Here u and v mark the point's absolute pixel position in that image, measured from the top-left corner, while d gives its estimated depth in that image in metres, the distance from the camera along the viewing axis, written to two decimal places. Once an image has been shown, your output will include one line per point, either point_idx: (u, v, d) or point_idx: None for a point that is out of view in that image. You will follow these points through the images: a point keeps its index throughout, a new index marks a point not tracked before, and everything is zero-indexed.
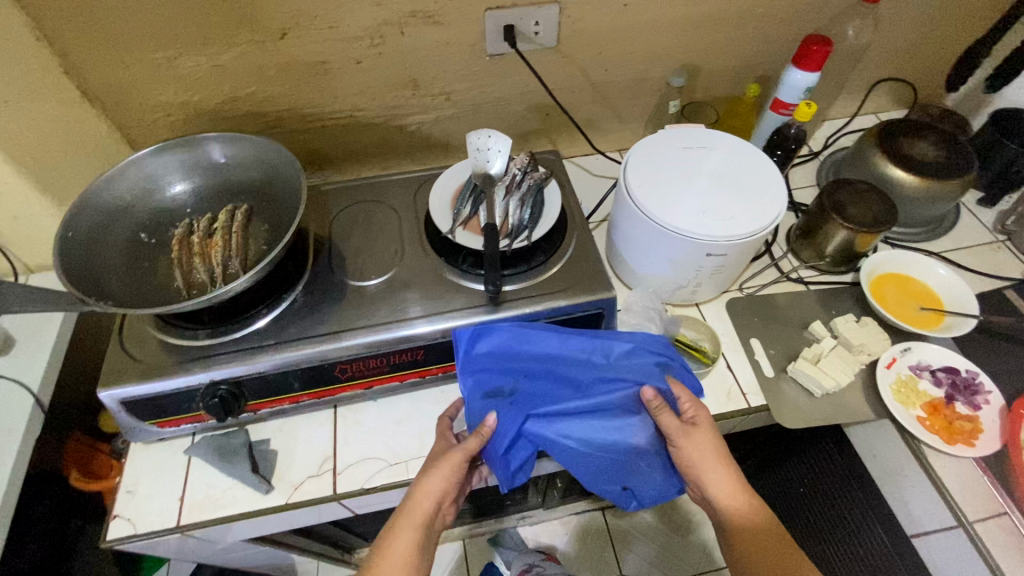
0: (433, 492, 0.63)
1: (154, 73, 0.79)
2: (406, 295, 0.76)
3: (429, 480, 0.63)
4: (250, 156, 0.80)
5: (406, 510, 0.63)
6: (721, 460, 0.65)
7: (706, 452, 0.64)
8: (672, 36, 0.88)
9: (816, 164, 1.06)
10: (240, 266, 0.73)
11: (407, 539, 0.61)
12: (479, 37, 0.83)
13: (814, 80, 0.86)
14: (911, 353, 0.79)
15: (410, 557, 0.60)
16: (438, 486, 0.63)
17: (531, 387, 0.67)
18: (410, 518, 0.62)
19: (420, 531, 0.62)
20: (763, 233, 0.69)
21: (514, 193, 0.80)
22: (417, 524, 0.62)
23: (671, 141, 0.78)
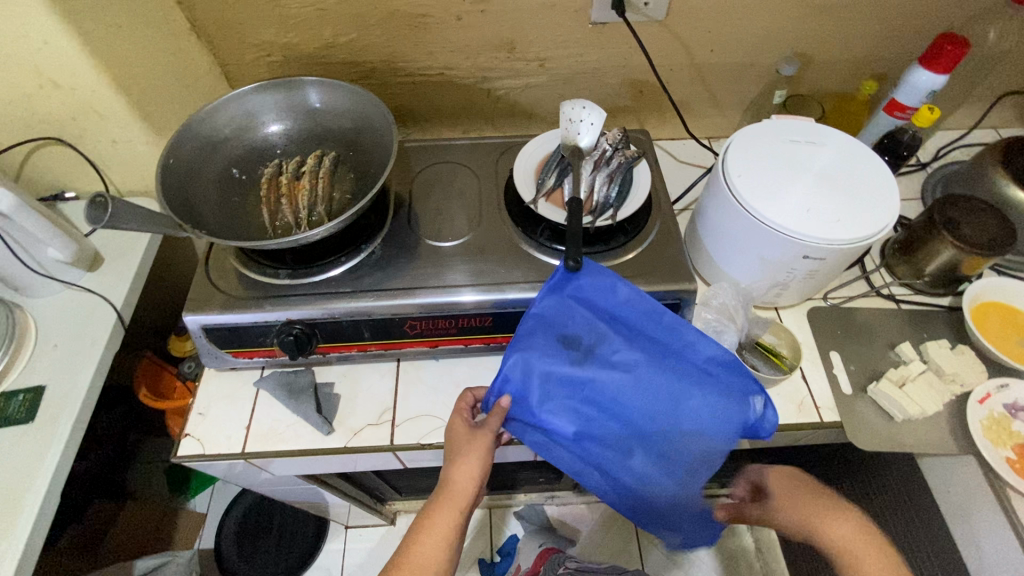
0: (472, 476, 0.60)
1: (261, 11, 0.79)
2: (479, 259, 0.75)
3: (468, 462, 0.60)
4: (342, 104, 0.81)
5: (444, 493, 0.59)
6: (811, 500, 0.59)
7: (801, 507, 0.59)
8: (789, 19, 0.83)
9: (923, 175, 0.98)
10: (324, 212, 0.74)
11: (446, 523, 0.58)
12: (586, 3, 0.79)
13: (941, 83, 0.79)
14: (1008, 391, 0.73)
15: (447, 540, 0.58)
16: (476, 470, 0.60)
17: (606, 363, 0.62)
18: (447, 498, 0.59)
19: (459, 514, 0.59)
20: (869, 241, 0.65)
21: (602, 169, 0.77)
22: (457, 506, 0.59)
23: (777, 132, 0.74)
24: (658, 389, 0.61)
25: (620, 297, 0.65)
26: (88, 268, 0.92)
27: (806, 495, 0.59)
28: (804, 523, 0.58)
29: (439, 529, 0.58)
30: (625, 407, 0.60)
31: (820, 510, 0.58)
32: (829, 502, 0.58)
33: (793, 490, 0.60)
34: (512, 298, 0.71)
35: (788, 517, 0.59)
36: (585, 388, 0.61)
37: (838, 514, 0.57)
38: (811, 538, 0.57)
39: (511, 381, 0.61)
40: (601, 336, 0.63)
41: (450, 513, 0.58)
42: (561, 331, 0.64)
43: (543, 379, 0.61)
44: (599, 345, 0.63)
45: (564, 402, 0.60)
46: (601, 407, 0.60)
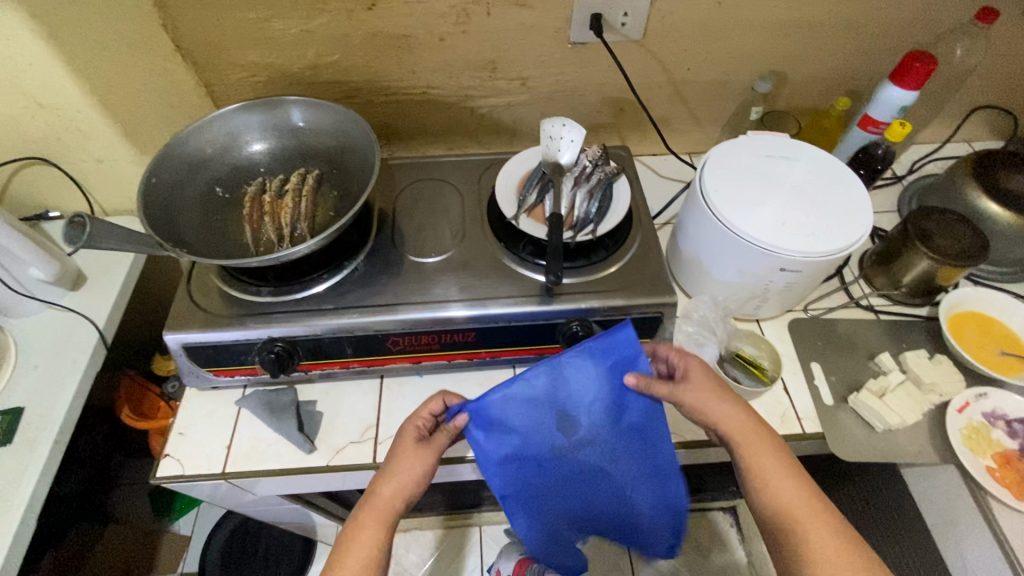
0: (401, 490, 0.60)
1: (246, 33, 0.80)
2: (461, 275, 0.76)
3: (398, 475, 0.60)
4: (325, 123, 0.81)
5: (369, 509, 0.59)
6: (714, 388, 0.62)
7: (704, 397, 0.61)
8: (763, 39, 0.85)
9: (898, 189, 1.00)
10: (307, 229, 0.75)
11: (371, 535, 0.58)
12: (566, 24, 0.81)
13: (911, 98, 0.81)
14: (987, 399, 0.74)
15: (374, 553, 0.57)
16: (405, 485, 0.60)
17: (579, 459, 0.63)
18: (374, 513, 0.59)
19: (384, 529, 0.59)
20: (843, 253, 0.66)
21: (583, 184, 0.78)
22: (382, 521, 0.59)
23: (753, 148, 0.75)
24: (595, 479, 0.64)
25: (626, 391, 0.62)
26: (70, 287, 0.91)
27: (716, 384, 0.62)
28: (696, 403, 0.61)
29: (362, 548, 0.57)
30: (566, 487, 0.64)
31: (716, 395, 0.61)
32: (726, 392, 0.62)
33: (708, 379, 0.62)
34: (494, 313, 0.71)
35: (693, 398, 0.61)
36: (539, 463, 0.63)
37: (730, 405, 0.61)
38: (700, 413, 0.61)
39: (486, 434, 0.61)
40: (594, 430, 0.63)
41: (374, 530, 0.58)
42: (559, 404, 0.62)
43: (515, 443, 0.62)
44: (586, 441, 0.63)
45: (514, 469, 0.62)
46: (539, 484, 0.63)
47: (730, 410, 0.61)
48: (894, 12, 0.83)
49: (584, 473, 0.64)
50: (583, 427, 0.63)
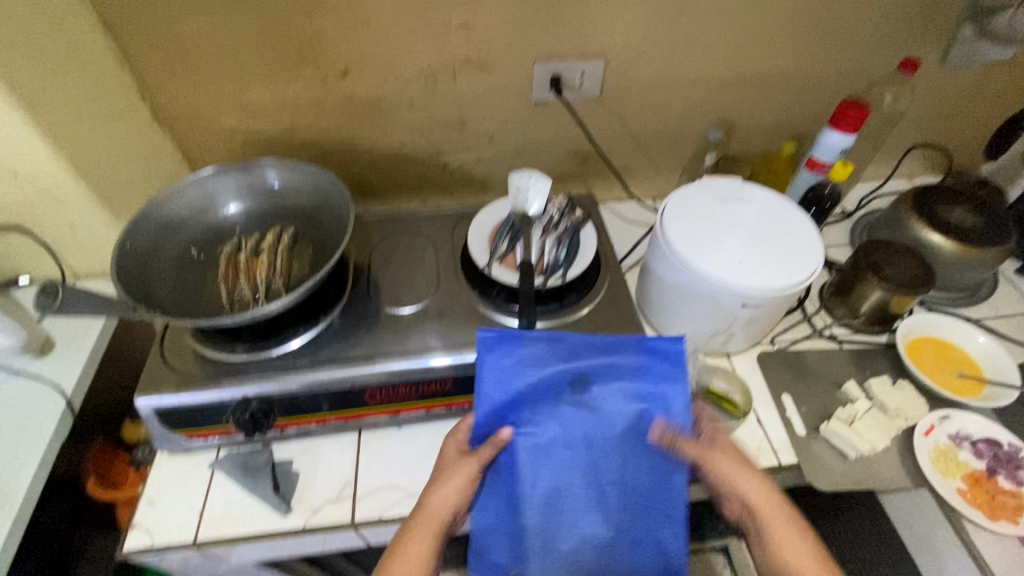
0: (450, 498, 0.59)
1: (222, 100, 0.84)
2: (438, 325, 0.77)
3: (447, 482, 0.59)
4: (300, 182, 0.84)
5: (418, 518, 0.59)
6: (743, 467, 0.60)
7: (727, 473, 0.59)
8: (710, 92, 0.92)
9: (849, 224, 1.06)
10: (282, 286, 0.76)
11: (422, 542, 0.57)
12: (528, 84, 0.87)
13: (849, 142, 0.89)
14: (950, 421, 0.76)
15: (426, 563, 0.56)
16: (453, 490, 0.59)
17: (589, 441, 0.60)
18: (424, 521, 0.58)
19: (434, 537, 0.58)
20: (797, 287, 0.70)
21: (551, 233, 0.81)
22: (432, 529, 0.58)
23: (708, 192, 0.80)
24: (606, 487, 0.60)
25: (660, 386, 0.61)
26: (38, 354, 0.90)
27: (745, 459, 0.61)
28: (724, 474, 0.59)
29: (412, 556, 0.56)
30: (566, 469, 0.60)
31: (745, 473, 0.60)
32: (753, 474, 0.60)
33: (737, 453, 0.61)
34: (470, 360, 0.72)
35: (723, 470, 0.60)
36: (554, 441, 0.60)
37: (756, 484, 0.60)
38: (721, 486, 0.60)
39: (509, 415, 0.61)
40: (611, 412, 0.60)
41: (424, 538, 0.57)
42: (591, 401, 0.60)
43: (540, 410, 0.60)
44: (599, 425, 0.60)
45: (528, 455, 0.59)
46: (549, 483, 0.59)
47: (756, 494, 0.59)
48: (825, 67, 0.91)
49: (590, 458, 0.60)
50: (601, 407, 0.60)
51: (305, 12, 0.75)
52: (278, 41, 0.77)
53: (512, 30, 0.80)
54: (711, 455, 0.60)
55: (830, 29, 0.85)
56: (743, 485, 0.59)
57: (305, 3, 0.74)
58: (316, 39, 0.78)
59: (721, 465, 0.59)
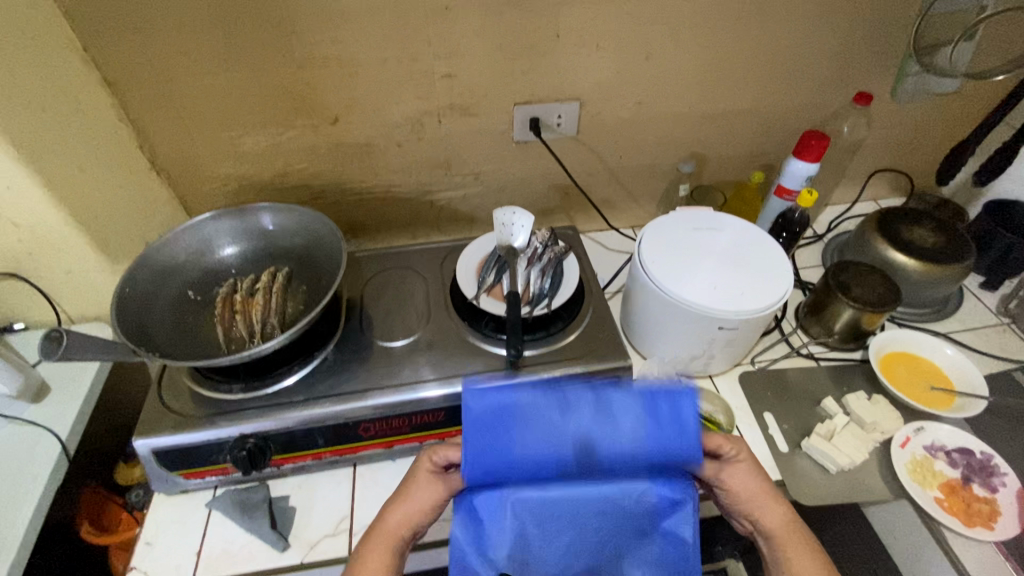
0: (406, 513, 0.60)
1: (218, 149, 0.88)
2: (430, 357, 0.79)
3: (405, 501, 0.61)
4: (293, 224, 0.87)
5: (376, 534, 0.59)
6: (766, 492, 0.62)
7: (746, 486, 0.62)
8: (680, 128, 0.98)
9: (821, 246, 1.11)
10: (277, 325, 0.79)
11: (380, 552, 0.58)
12: (508, 126, 0.93)
13: (814, 169, 0.95)
14: (924, 432, 0.79)
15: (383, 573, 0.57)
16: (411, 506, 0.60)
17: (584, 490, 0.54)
18: (382, 533, 0.59)
19: (392, 550, 0.58)
20: (769, 310, 0.74)
21: (535, 263, 0.85)
22: (389, 540, 0.59)
23: (683, 222, 0.85)
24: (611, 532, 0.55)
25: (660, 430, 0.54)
26: (33, 400, 0.91)
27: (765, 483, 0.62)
28: (748, 497, 0.61)
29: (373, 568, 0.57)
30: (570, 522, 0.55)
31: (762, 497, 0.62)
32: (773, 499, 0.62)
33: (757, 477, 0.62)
34: (461, 391, 0.75)
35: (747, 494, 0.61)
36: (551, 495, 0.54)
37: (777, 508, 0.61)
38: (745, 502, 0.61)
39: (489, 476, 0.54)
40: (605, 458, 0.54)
41: (381, 553, 0.58)
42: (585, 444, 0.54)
43: (525, 468, 0.54)
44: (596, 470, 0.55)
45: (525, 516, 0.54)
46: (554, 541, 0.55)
47: (777, 505, 0.61)
48: (785, 102, 0.97)
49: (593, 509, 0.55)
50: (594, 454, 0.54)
51: (298, 67, 0.80)
52: (273, 93, 0.82)
53: (492, 78, 0.86)
54: (732, 472, 0.62)
55: (788, 69, 0.92)
56: (762, 498, 0.61)
57: (297, 60, 0.79)
58: (308, 91, 0.83)
59: (744, 481, 0.62)
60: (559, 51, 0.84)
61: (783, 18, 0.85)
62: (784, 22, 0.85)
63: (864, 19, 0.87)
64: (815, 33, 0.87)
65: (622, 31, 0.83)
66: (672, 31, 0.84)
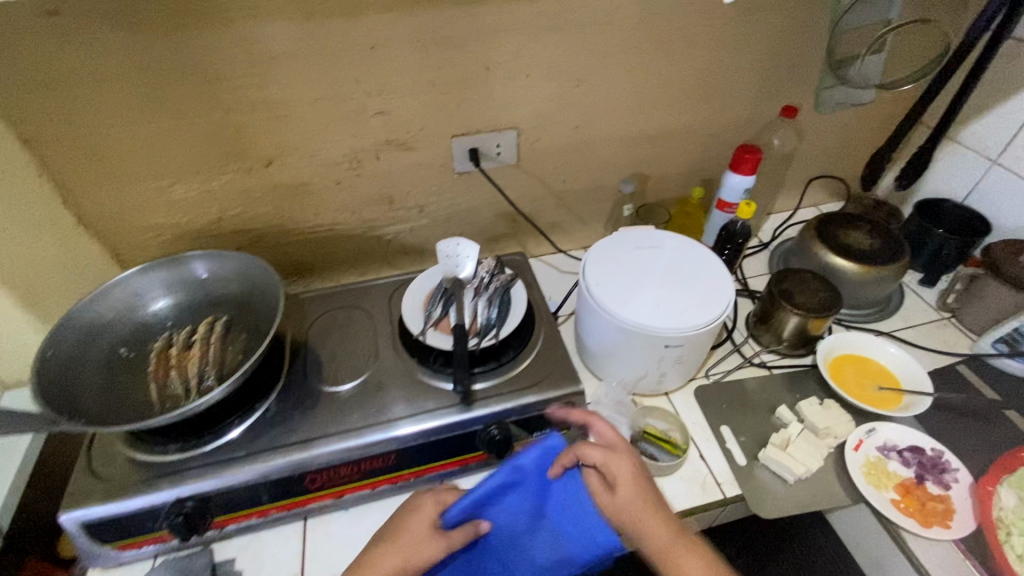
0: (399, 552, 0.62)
1: (149, 200, 0.85)
2: (378, 399, 0.77)
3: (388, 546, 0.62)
4: (229, 270, 0.85)
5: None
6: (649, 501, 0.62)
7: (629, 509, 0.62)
8: (619, 150, 1.00)
9: (767, 253, 1.14)
10: (215, 377, 0.76)
11: None
12: (448, 158, 0.93)
13: (750, 181, 0.99)
14: (876, 433, 0.80)
15: None
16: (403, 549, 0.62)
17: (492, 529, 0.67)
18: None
19: None
20: (712, 325, 0.75)
21: (482, 294, 0.83)
22: None
23: (624, 242, 0.86)
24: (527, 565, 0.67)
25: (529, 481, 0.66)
26: None
27: (644, 500, 0.61)
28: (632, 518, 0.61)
29: None
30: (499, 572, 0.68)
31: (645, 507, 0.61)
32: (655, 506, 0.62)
33: (637, 493, 0.62)
34: (409, 431, 0.73)
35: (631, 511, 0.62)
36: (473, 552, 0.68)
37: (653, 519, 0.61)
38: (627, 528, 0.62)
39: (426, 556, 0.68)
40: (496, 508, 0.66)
41: None
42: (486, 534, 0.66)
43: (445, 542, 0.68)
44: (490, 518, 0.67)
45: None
46: None
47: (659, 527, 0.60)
48: (717, 119, 1.00)
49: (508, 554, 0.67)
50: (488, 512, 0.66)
51: (226, 113, 0.78)
52: (201, 139, 0.80)
53: (426, 112, 0.86)
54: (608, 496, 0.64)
55: (717, 88, 0.95)
56: (646, 521, 0.61)
57: (225, 105, 0.78)
58: (239, 135, 0.81)
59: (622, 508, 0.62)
60: (491, 83, 0.85)
61: (705, 40, 0.88)
62: (707, 44, 0.88)
63: (782, 38, 0.90)
64: (737, 52, 0.91)
65: (551, 61, 0.85)
66: (599, 58, 0.86)
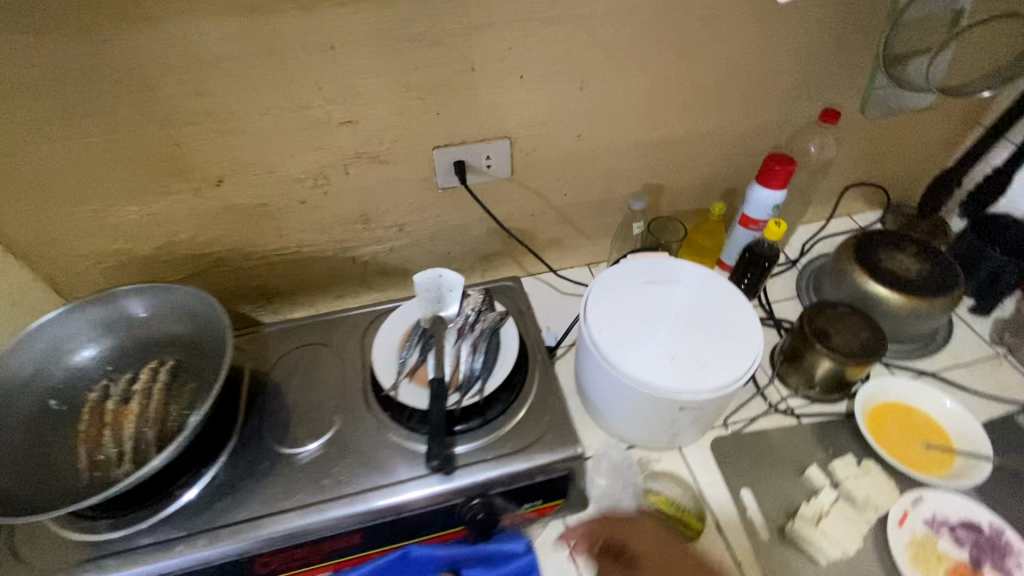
0: None
1: (82, 226, 0.73)
2: (343, 464, 0.66)
3: None
4: (172, 307, 0.74)
5: None
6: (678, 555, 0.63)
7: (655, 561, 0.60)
8: (629, 159, 0.87)
9: (794, 274, 1.01)
10: (154, 438, 0.65)
11: None
12: (430, 172, 0.80)
13: (780, 198, 0.86)
14: (925, 503, 0.69)
15: None
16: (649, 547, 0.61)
17: None
18: None
19: None
20: (735, 385, 0.63)
21: (466, 337, 0.72)
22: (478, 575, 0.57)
23: (632, 274, 0.74)
24: None
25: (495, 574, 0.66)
26: None
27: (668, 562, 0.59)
28: None
29: None
30: None
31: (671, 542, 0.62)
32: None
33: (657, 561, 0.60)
34: (377, 507, 0.62)
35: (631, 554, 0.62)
36: None
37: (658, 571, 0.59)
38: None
39: None
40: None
41: None
42: None
43: None
44: None
45: None
46: None
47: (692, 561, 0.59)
48: (745, 122, 0.85)
49: None
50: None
51: (162, 127, 0.66)
52: (135, 157, 0.68)
53: (402, 122, 0.73)
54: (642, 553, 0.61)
55: (746, 88, 0.81)
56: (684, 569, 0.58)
57: (159, 119, 0.65)
58: (180, 152, 0.69)
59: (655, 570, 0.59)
60: (477, 86, 0.71)
61: (734, 33, 0.74)
62: (735, 38, 0.74)
63: (826, 30, 0.76)
64: (772, 47, 0.76)
65: (550, 59, 0.71)
66: (607, 55, 0.72)
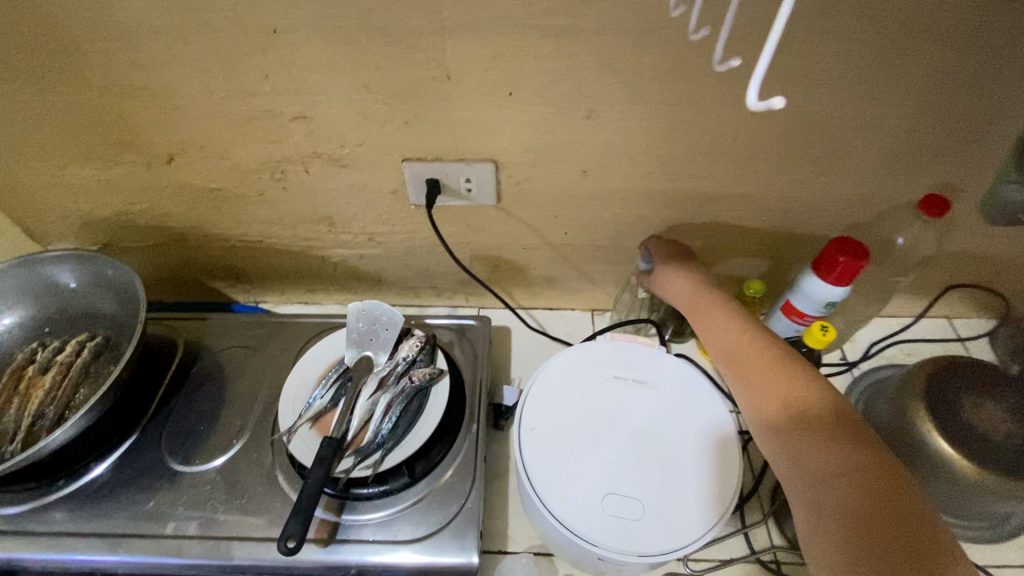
0: None
1: (41, 181, 0.70)
2: (222, 498, 0.61)
3: None
4: (99, 280, 0.70)
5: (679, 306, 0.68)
6: (811, 493, 0.44)
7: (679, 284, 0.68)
8: (648, 208, 0.69)
9: (848, 380, 0.78)
10: (53, 419, 0.62)
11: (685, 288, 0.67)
12: (400, 185, 0.68)
13: (841, 295, 0.65)
14: None
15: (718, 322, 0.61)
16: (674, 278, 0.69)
17: None
18: None
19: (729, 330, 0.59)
20: (675, 553, 0.49)
21: (385, 392, 0.63)
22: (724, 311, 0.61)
23: (595, 368, 0.61)
24: None
25: None
26: None
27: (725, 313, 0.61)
28: None
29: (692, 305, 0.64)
30: None
31: (832, 492, 0.43)
32: (830, 457, 0.45)
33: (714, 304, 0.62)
34: (239, 562, 0.57)
35: None
36: None
37: (779, 351, 0.55)
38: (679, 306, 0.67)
39: None
40: None
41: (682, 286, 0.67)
42: None
43: None
44: None
45: None
46: None
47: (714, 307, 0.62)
48: (810, 189, 0.65)
49: None
50: None
51: (102, 95, 0.60)
52: (80, 122, 0.63)
53: (364, 126, 0.61)
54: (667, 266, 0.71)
55: (818, 149, 0.60)
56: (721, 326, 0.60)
57: (98, 86, 0.59)
58: (125, 124, 0.63)
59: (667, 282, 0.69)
60: (453, 98, 0.58)
61: (808, 78, 0.53)
62: (809, 83, 0.54)
63: (951, 87, 0.53)
64: (864, 101, 0.55)
65: (546, 79, 0.55)
66: (624, 82, 0.55)
